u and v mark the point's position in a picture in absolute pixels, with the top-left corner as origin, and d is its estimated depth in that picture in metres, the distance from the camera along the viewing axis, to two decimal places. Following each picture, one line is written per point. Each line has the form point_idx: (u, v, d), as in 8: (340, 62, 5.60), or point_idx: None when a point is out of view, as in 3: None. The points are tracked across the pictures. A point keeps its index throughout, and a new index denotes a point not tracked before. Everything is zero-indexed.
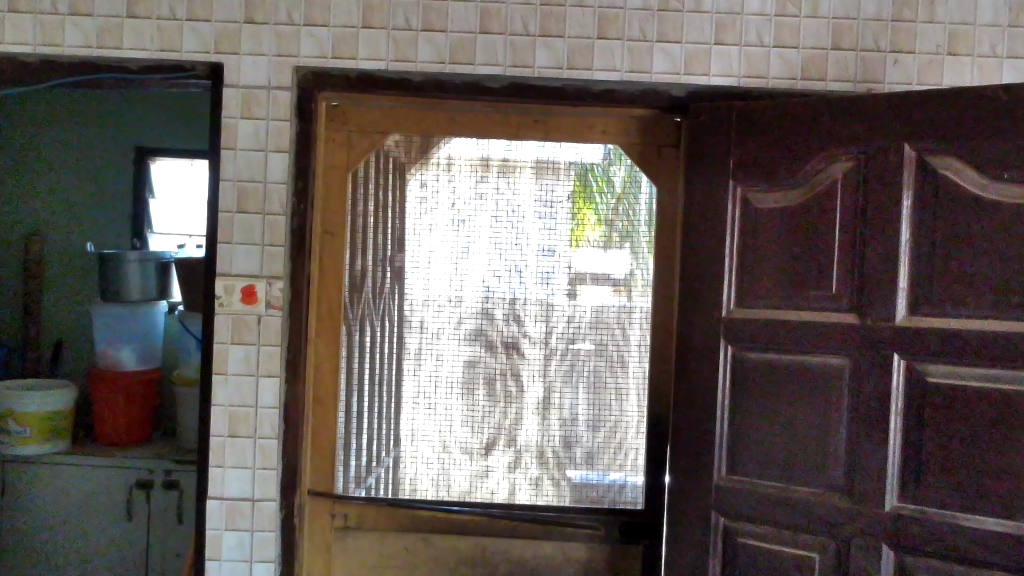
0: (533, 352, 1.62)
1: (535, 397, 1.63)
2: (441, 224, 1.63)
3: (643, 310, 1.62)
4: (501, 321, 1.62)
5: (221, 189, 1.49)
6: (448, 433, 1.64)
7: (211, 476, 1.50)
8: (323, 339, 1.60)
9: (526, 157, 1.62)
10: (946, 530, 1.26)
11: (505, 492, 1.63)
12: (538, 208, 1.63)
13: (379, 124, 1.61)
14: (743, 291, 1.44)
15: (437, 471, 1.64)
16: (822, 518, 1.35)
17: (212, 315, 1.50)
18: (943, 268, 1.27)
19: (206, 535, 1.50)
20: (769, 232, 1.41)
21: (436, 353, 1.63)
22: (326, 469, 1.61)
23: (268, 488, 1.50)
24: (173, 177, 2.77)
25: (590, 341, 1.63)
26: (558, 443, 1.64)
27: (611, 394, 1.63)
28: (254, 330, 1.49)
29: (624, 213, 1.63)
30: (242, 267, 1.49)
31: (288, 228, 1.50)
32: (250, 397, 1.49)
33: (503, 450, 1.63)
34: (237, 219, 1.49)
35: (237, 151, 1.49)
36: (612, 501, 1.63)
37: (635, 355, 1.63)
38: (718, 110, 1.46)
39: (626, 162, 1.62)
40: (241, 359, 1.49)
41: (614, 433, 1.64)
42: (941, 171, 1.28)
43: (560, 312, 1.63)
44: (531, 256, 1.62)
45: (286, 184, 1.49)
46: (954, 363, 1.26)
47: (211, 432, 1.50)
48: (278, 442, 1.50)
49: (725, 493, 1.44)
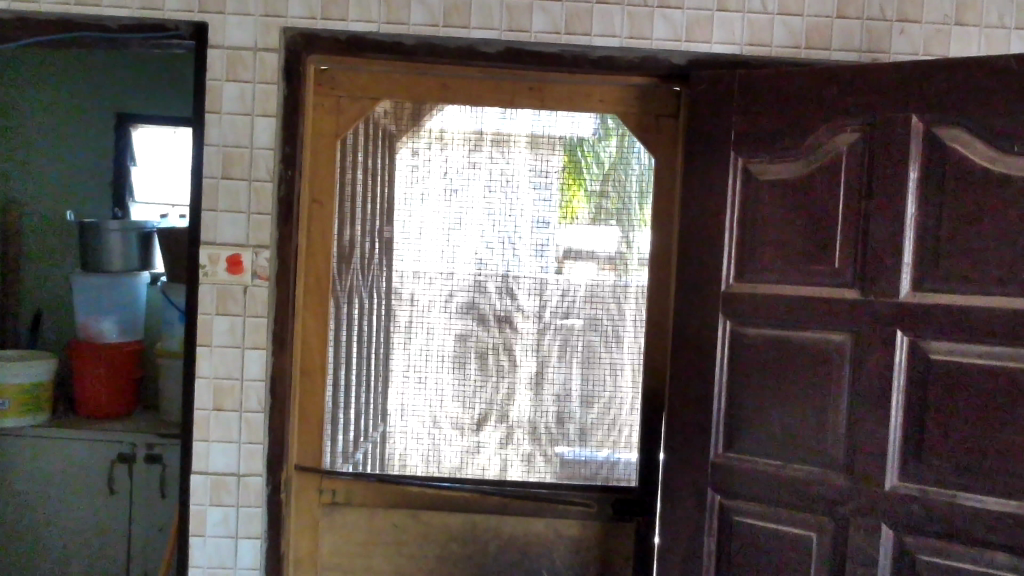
0: (527, 326, 1.59)
1: (528, 372, 1.60)
2: (433, 193, 1.59)
3: (638, 284, 1.59)
4: (494, 294, 1.59)
5: (206, 154, 1.44)
6: (438, 407, 1.60)
7: (195, 450, 1.46)
8: (311, 310, 1.55)
9: (520, 129, 1.58)
10: (947, 510, 1.24)
11: (496, 469, 1.61)
12: (532, 179, 1.58)
13: (369, 89, 1.55)
14: (743, 266, 1.40)
15: (427, 446, 1.61)
16: (820, 496, 1.33)
17: (196, 286, 1.45)
18: (948, 243, 1.25)
19: (190, 511, 1.46)
20: (771, 205, 1.38)
21: (426, 326, 1.59)
22: (313, 445, 1.57)
23: (254, 463, 1.46)
24: (156, 145, 2.68)
25: (584, 315, 1.60)
26: (551, 419, 1.61)
27: (605, 369, 1.60)
28: (240, 301, 1.44)
29: (621, 186, 1.59)
30: (227, 236, 1.44)
31: (275, 196, 1.45)
32: (236, 369, 1.45)
33: (494, 426, 1.60)
34: (221, 185, 1.44)
35: (221, 115, 1.43)
36: (605, 478, 1.60)
37: (630, 330, 1.60)
38: (719, 79, 1.42)
39: (623, 134, 1.58)
40: (226, 331, 1.45)
41: (608, 409, 1.60)
42: (949, 144, 1.25)
43: (554, 285, 1.59)
44: (525, 228, 1.58)
45: (273, 151, 1.44)
46: (958, 340, 1.24)
47: (195, 405, 1.45)
48: (264, 416, 1.46)
49: (720, 470, 1.42)
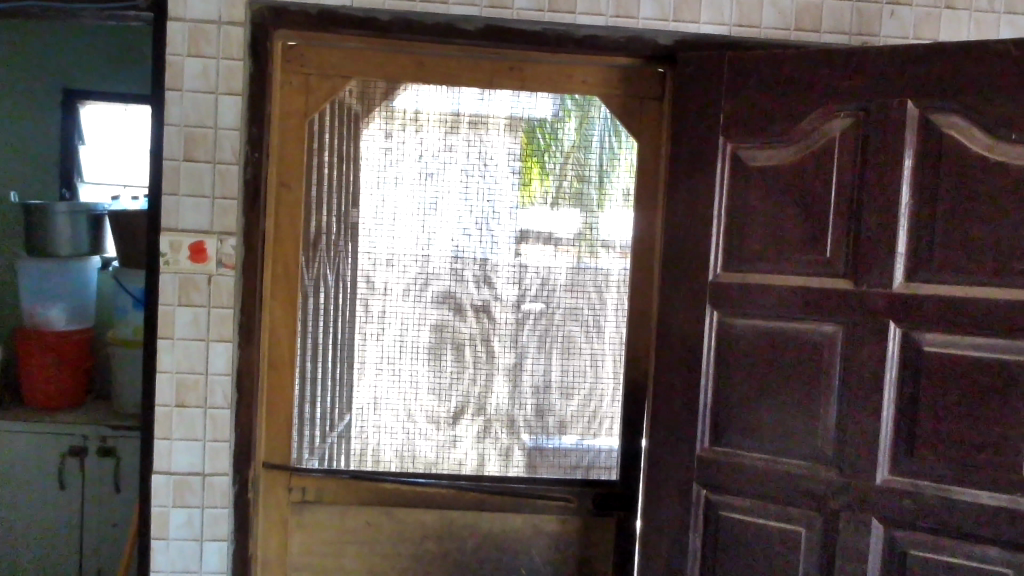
0: (505, 316, 1.53)
1: (507, 363, 1.54)
2: (407, 177, 1.51)
3: (620, 272, 1.54)
4: (471, 283, 1.53)
5: (167, 135, 1.35)
6: (412, 400, 1.54)
7: (156, 449, 1.38)
8: (278, 300, 1.48)
9: (500, 110, 1.51)
10: (939, 504, 1.22)
11: (473, 463, 1.55)
12: (511, 162, 1.52)
13: (340, 67, 1.47)
14: (731, 254, 1.37)
15: (401, 441, 1.54)
16: (810, 490, 1.30)
17: (155, 275, 1.37)
18: (943, 232, 1.22)
19: (151, 513, 1.38)
20: (760, 192, 1.34)
21: (400, 316, 1.53)
22: (282, 440, 1.50)
23: (220, 462, 1.38)
24: (106, 122, 2.51)
25: (565, 304, 1.54)
26: (530, 411, 1.55)
27: (586, 359, 1.55)
28: (204, 291, 1.36)
29: (603, 170, 1.54)
30: (190, 221, 1.36)
31: (241, 179, 1.36)
32: (200, 363, 1.37)
33: (471, 419, 1.54)
34: (183, 168, 1.35)
35: (183, 92, 1.34)
36: (585, 470, 1.56)
37: (612, 319, 1.55)
38: (707, 61, 1.37)
39: (605, 116, 1.53)
40: (189, 323, 1.36)
41: (589, 401, 1.56)
42: (945, 131, 1.21)
43: (533, 273, 1.53)
44: (504, 214, 1.52)
45: (238, 131, 1.35)
46: (952, 332, 1.21)
47: (156, 401, 1.37)
48: (231, 412, 1.39)
49: (708, 465, 1.38)
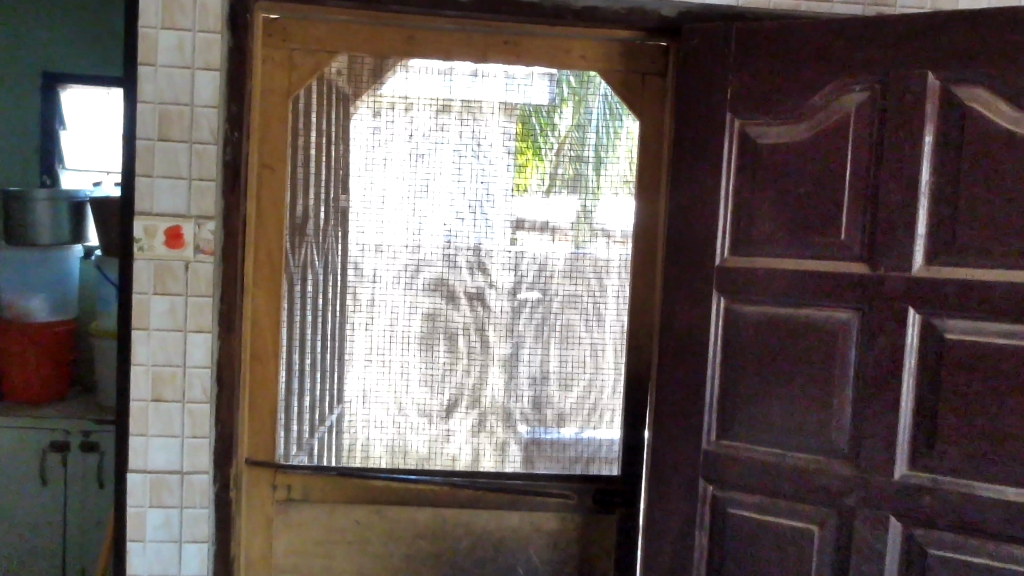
0: (500, 303, 1.46)
1: (502, 353, 1.46)
2: (397, 157, 1.44)
3: (620, 258, 1.47)
4: (464, 270, 1.45)
5: (140, 113, 1.27)
6: (403, 393, 1.46)
7: (132, 446, 1.30)
8: (261, 288, 1.40)
9: (494, 89, 1.43)
10: (960, 501, 1.15)
11: (467, 458, 1.48)
12: (506, 142, 1.44)
13: (325, 42, 1.39)
14: (738, 238, 1.29)
15: (392, 435, 1.47)
16: (823, 486, 1.23)
17: (128, 261, 1.29)
18: (966, 212, 1.14)
19: (127, 514, 1.31)
20: (770, 172, 1.26)
21: (390, 305, 1.45)
22: (265, 436, 1.43)
23: (200, 459, 1.31)
24: (88, 107, 2.45)
25: (562, 292, 1.47)
26: (527, 404, 1.48)
27: (585, 350, 1.48)
28: (181, 279, 1.28)
29: (602, 152, 1.46)
30: (165, 205, 1.28)
31: (219, 160, 1.28)
32: (177, 355, 1.29)
33: (465, 413, 1.47)
34: (158, 148, 1.27)
35: (157, 67, 1.26)
36: (585, 466, 1.49)
37: (612, 307, 1.47)
38: (715, 32, 1.29)
39: (605, 94, 1.45)
40: (165, 313, 1.29)
41: (588, 393, 1.48)
42: (968, 104, 1.14)
43: (530, 259, 1.46)
44: (498, 197, 1.45)
45: (216, 109, 1.27)
46: (975, 318, 1.14)
47: (131, 395, 1.30)
48: (211, 407, 1.31)
49: (714, 460, 1.31)
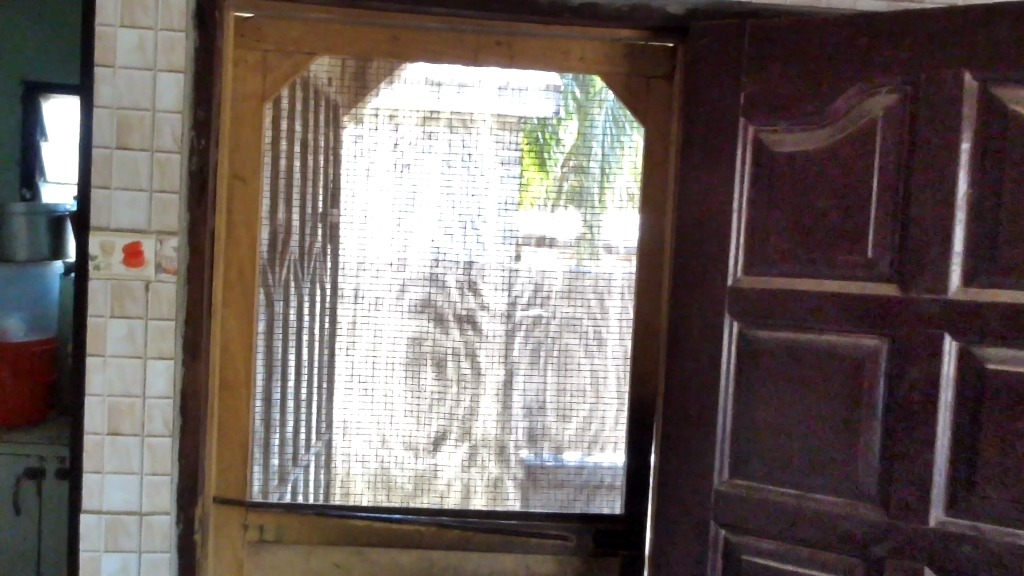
0: (493, 326, 1.34)
1: (495, 381, 1.35)
2: (381, 168, 1.32)
3: (624, 277, 1.35)
4: (454, 290, 1.33)
5: (96, 119, 1.16)
6: (387, 424, 1.35)
7: (86, 484, 1.19)
8: (232, 310, 1.29)
9: (486, 94, 1.33)
10: (1004, 552, 1.03)
11: (457, 496, 1.36)
12: (499, 152, 1.33)
13: (303, 43, 1.29)
14: (753, 256, 1.17)
15: (375, 470, 1.35)
16: (848, 533, 1.11)
17: (83, 281, 1.17)
18: (1008, 227, 1.03)
19: (80, 559, 1.20)
20: (788, 183, 1.14)
21: (374, 327, 1.34)
22: (236, 471, 1.31)
23: (161, 499, 1.19)
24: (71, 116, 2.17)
25: (561, 314, 1.35)
26: (522, 437, 1.36)
27: (586, 377, 1.36)
28: (140, 301, 1.17)
29: (604, 163, 1.35)
30: (124, 219, 1.17)
31: (183, 171, 1.17)
32: (136, 384, 1.18)
33: (455, 446, 1.35)
34: (116, 157, 1.16)
35: (115, 69, 1.15)
36: (584, 504, 1.37)
37: (615, 331, 1.35)
38: (725, 31, 1.18)
39: (608, 99, 1.34)
40: (123, 338, 1.18)
41: (589, 424, 1.36)
42: (1010, 107, 1.02)
43: (525, 278, 1.34)
44: (490, 211, 1.33)
45: (180, 114, 1.16)
46: (1020, 346, 1.02)
47: (84, 428, 1.18)
48: (173, 441, 1.20)
49: (727, 501, 1.19)
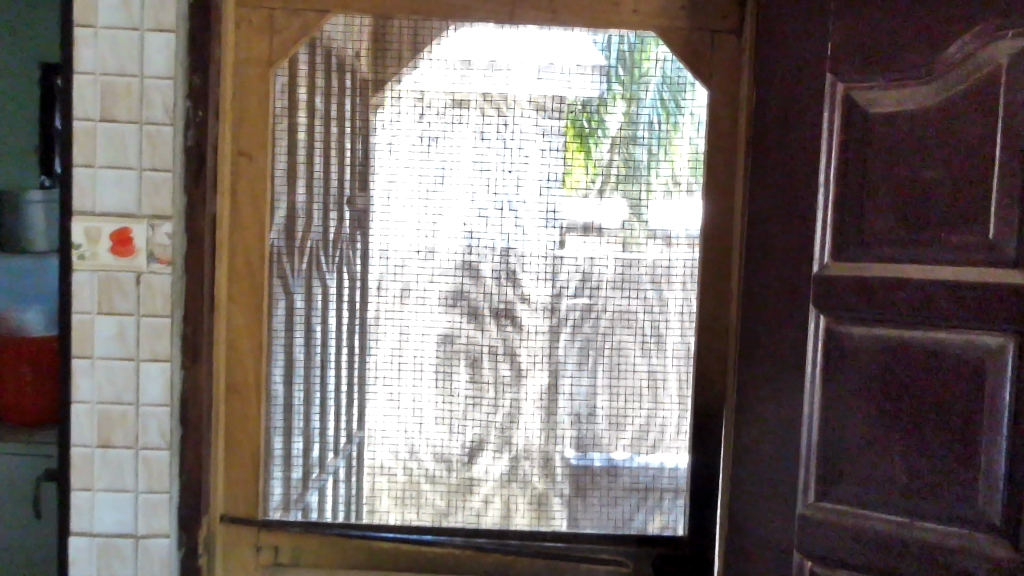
0: (534, 322, 1.17)
1: (538, 385, 1.18)
2: (405, 142, 1.16)
3: (685, 263, 1.16)
4: (489, 280, 1.17)
5: (77, 87, 1.02)
6: (416, 433, 1.19)
7: (75, 504, 1.06)
8: (239, 304, 1.15)
9: (524, 53, 1.15)
10: None
11: (497, 514, 1.20)
12: (539, 121, 1.15)
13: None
14: (845, 237, 0.98)
15: (403, 485, 1.19)
16: (965, 569, 0.93)
17: (66, 274, 1.04)
18: None
19: None
20: (885, 150, 0.96)
21: (400, 324, 1.18)
22: (248, 486, 1.17)
23: (159, 521, 1.06)
24: None
25: (613, 307, 1.17)
26: (570, 448, 1.19)
27: (642, 380, 1.18)
28: (131, 295, 1.04)
29: (664, 132, 1.16)
30: (110, 202, 1.03)
31: (179, 145, 1.03)
32: (128, 391, 1.05)
33: (492, 458, 1.19)
34: (101, 131, 1.03)
35: (98, 29, 1.02)
36: (641, 526, 1.20)
37: (676, 326, 1.17)
38: None
39: (665, 56, 1.15)
40: (112, 338, 1.04)
41: (646, 434, 1.19)
42: None
43: (571, 267, 1.16)
44: (530, 190, 1.16)
45: (172, 80, 1.02)
46: None
47: (72, 441, 1.05)
48: (172, 454, 1.06)
49: (812, 528, 1.01)
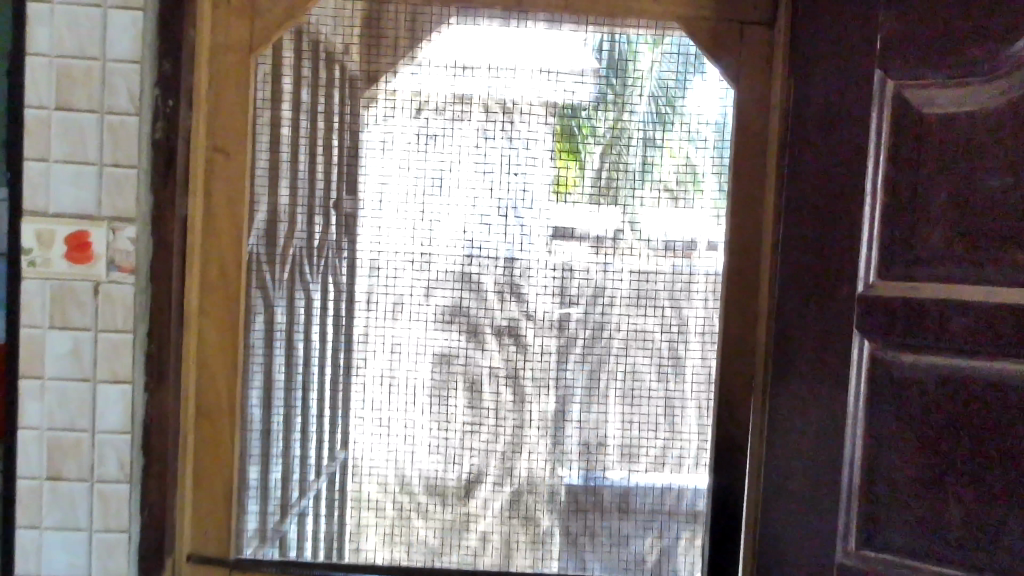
0: (540, 341, 1.06)
1: (543, 410, 1.07)
2: (400, 141, 1.04)
3: (707, 278, 1.05)
4: (491, 295, 1.05)
5: (30, 71, 0.92)
6: (407, 462, 1.07)
7: (21, 542, 0.96)
8: (212, 318, 1.03)
9: (534, 45, 1.04)
10: None
11: (496, 553, 1.08)
12: (549, 119, 1.04)
13: None
14: (895, 253, 0.88)
15: (393, 520, 1.08)
16: None
17: (13, 283, 0.93)
18: None
19: None
20: (942, 158, 0.85)
21: (391, 342, 1.06)
22: (218, 521, 1.05)
23: (115, 561, 0.95)
24: None
25: (627, 326, 1.06)
26: (577, 481, 1.08)
27: (658, 406, 1.07)
28: (88, 308, 0.93)
29: (687, 133, 1.04)
30: (66, 203, 0.93)
31: (146, 139, 0.94)
32: (82, 416, 0.94)
33: (492, 492, 1.07)
34: (56, 121, 0.92)
35: (53, 5, 0.91)
36: (656, 568, 1.08)
37: (696, 348, 1.06)
38: None
39: (689, 50, 1.04)
40: (66, 356, 0.94)
41: (661, 466, 1.08)
42: None
43: (582, 281, 1.05)
44: (537, 195, 1.05)
45: (138, 66, 0.92)
46: None
47: (17, 471, 0.95)
48: (133, 487, 0.96)
49: None
